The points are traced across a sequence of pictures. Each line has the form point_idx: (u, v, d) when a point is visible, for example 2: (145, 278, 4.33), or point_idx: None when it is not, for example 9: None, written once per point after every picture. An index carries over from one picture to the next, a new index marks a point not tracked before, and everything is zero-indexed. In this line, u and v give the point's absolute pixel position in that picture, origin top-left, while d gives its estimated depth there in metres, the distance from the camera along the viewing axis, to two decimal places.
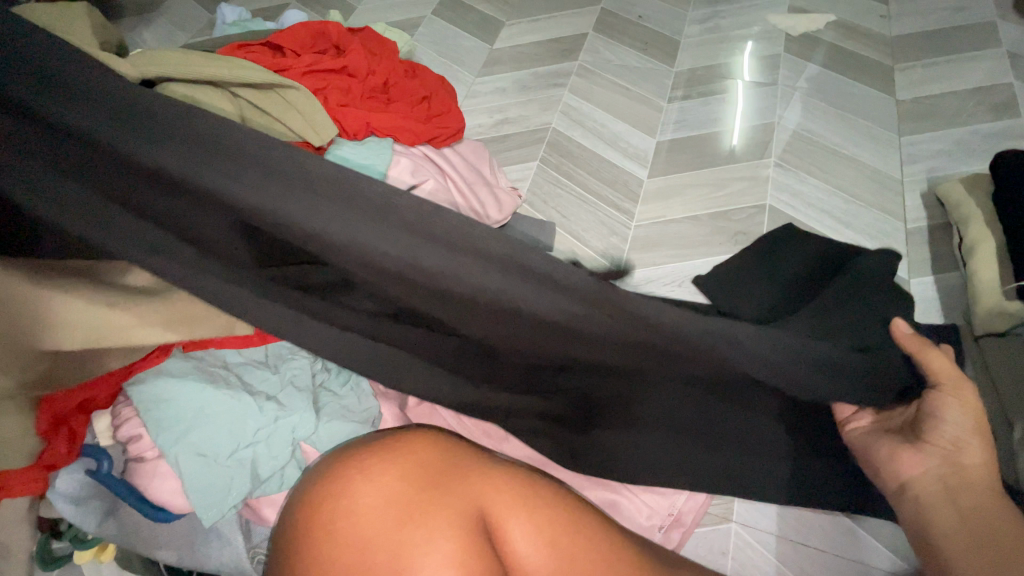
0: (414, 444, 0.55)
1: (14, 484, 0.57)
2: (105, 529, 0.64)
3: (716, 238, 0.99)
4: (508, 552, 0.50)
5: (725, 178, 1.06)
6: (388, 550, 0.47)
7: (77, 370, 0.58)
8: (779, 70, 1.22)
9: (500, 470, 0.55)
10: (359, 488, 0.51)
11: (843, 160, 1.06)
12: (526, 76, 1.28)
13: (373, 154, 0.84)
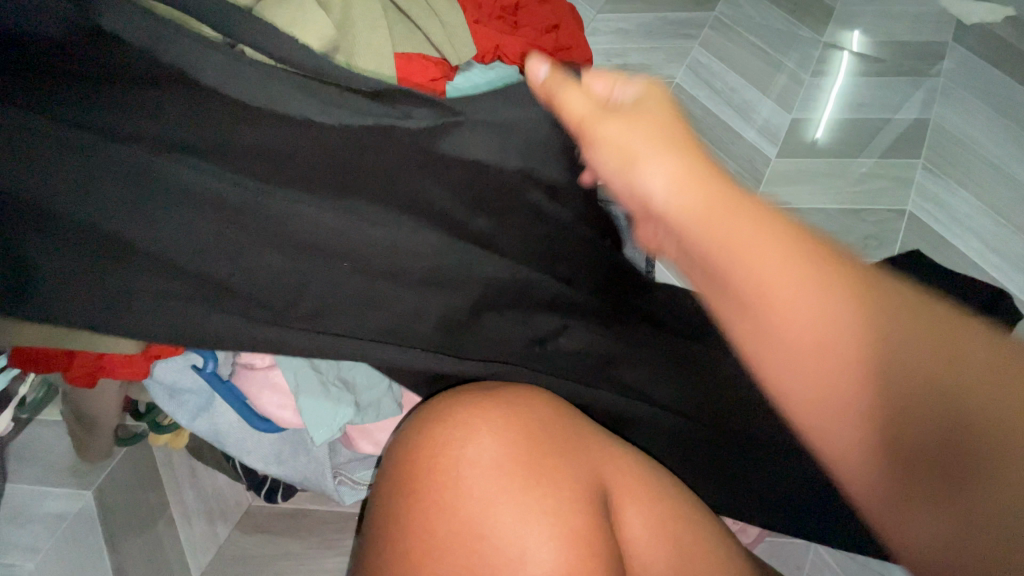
0: (538, 403, 0.52)
1: (120, 366, 0.57)
2: (196, 425, 0.61)
3: (843, 238, 0.90)
4: (627, 544, 0.48)
5: (863, 173, 0.96)
6: (513, 509, 0.45)
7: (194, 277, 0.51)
8: (940, 60, 1.08)
9: (620, 446, 0.52)
10: (484, 439, 0.48)
11: (996, 175, 0.95)
12: (654, 21, 1.15)
13: (503, 80, 0.76)
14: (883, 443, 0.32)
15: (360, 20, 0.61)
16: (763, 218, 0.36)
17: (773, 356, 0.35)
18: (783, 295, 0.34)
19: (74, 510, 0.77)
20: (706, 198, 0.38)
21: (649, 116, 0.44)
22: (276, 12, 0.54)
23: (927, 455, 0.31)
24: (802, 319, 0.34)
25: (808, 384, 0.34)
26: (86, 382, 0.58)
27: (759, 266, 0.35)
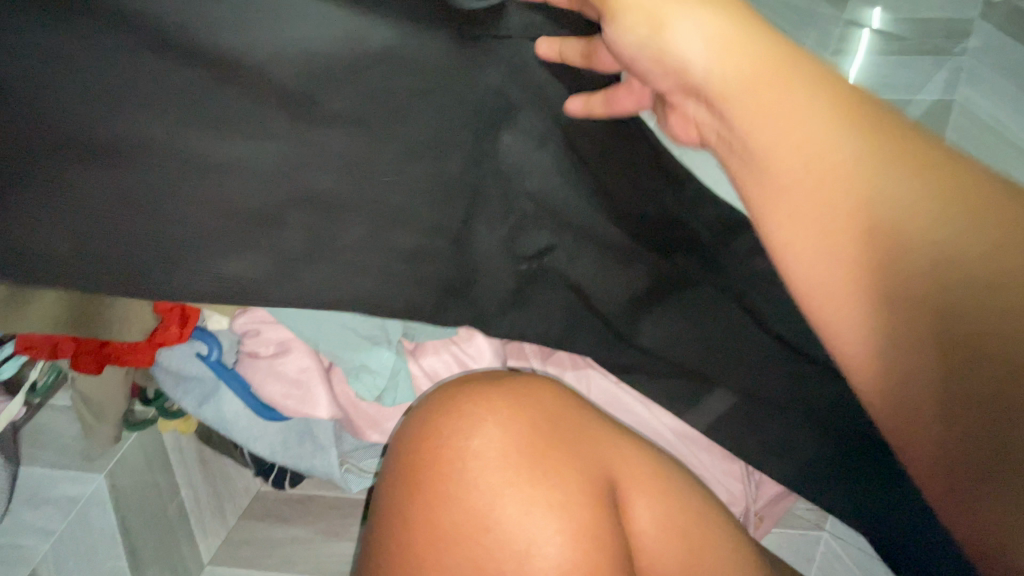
0: (543, 393, 0.50)
1: (125, 353, 0.57)
2: (203, 412, 0.61)
3: None
4: (634, 536, 0.47)
5: None
6: (518, 503, 0.44)
7: None
8: None
9: (626, 441, 0.51)
10: (489, 429, 0.47)
11: None
12: None
13: None
14: (904, 339, 0.31)
15: None
16: (772, 56, 0.37)
17: (791, 204, 0.36)
18: (788, 164, 0.36)
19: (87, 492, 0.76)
20: (750, 80, 0.36)
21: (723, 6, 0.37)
22: None
23: (905, 274, 0.31)
24: (803, 139, 0.35)
25: (852, 255, 0.33)
26: (93, 368, 0.58)
27: (773, 126, 0.36)
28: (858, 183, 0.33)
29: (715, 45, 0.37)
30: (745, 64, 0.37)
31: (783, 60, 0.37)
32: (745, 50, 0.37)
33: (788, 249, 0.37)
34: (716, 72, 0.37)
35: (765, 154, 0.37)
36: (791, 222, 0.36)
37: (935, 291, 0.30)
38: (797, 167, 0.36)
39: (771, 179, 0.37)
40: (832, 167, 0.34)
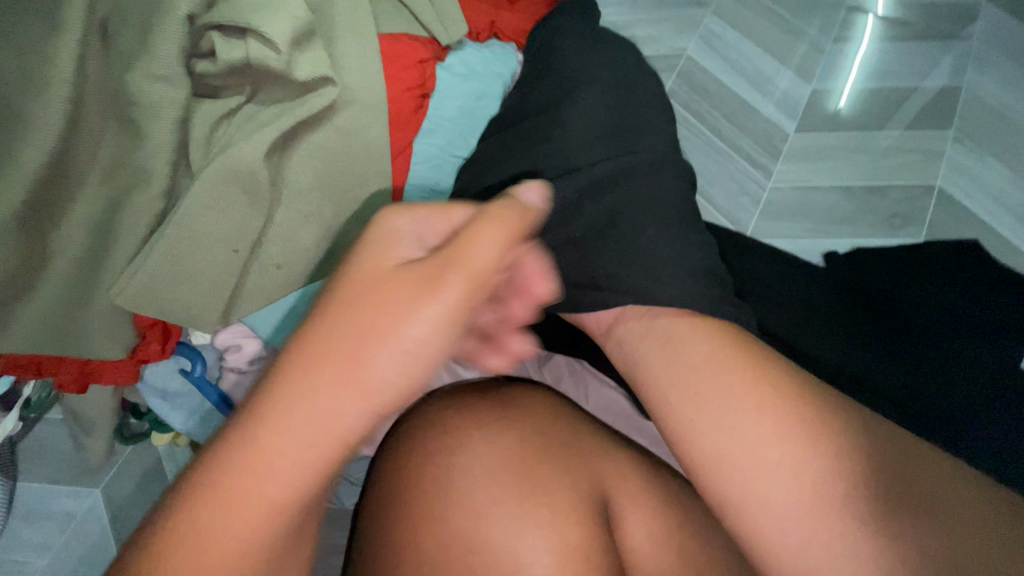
0: (531, 408, 0.49)
1: (108, 371, 0.56)
2: (190, 428, 0.61)
3: (867, 216, 0.85)
4: (630, 552, 0.45)
5: (891, 147, 0.89)
6: (508, 523, 0.43)
7: (167, 284, 0.50)
8: (972, 22, 1.02)
9: (624, 455, 0.49)
10: (475, 446, 0.45)
11: None
12: None
13: (500, 59, 0.71)
14: (845, 468, 0.40)
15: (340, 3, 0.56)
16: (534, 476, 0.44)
17: (720, 458, 0.43)
18: (747, 431, 0.42)
19: (84, 507, 0.77)
20: (516, 471, 0.44)
21: (508, 440, 0.46)
22: None
23: (828, 472, 0.41)
24: (740, 412, 0.43)
25: (781, 469, 0.41)
26: (76, 388, 0.57)
27: (697, 366, 0.47)
28: (751, 430, 0.42)
29: (490, 453, 0.45)
30: (549, 488, 0.44)
31: (542, 435, 0.47)
32: (503, 455, 0.45)
33: (747, 440, 0.42)
34: (504, 470, 0.45)
35: (696, 439, 0.44)
36: (740, 486, 0.42)
37: (828, 494, 0.40)
38: (737, 445, 0.43)
39: (716, 435, 0.43)
40: (759, 438, 0.42)
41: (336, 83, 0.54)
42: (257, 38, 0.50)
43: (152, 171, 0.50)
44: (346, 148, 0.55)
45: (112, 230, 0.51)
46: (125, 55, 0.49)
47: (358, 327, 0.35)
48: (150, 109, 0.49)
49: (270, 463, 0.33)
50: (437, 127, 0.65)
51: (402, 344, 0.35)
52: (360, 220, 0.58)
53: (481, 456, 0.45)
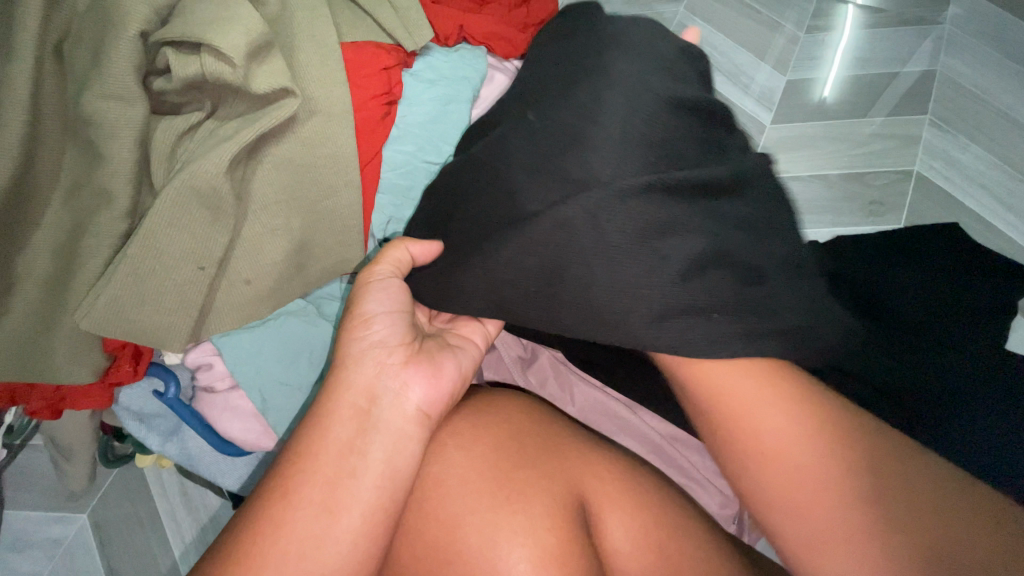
0: (508, 414, 0.48)
1: (81, 396, 0.56)
2: (167, 450, 0.60)
3: (847, 205, 0.84)
4: (608, 553, 0.44)
5: (868, 135, 0.89)
6: (483, 530, 0.42)
7: (131, 306, 0.49)
8: (945, 7, 1.02)
9: (602, 456, 0.48)
10: (451, 454, 0.45)
11: (1008, 126, 0.89)
12: None
13: (467, 63, 0.69)
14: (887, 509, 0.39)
15: (300, 16, 0.56)
16: (517, 474, 0.44)
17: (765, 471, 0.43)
18: (801, 457, 0.42)
19: (71, 532, 0.77)
20: (497, 466, 0.45)
21: (486, 440, 0.46)
22: (201, 10, 0.50)
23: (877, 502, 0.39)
24: (805, 446, 0.42)
25: (807, 507, 0.41)
26: (51, 414, 0.57)
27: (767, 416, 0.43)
28: (812, 474, 0.41)
29: (468, 460, 0.45)
30: (529, 495, 0.43)
31: (528, 435, 0.47)
32: (481, 454, 0.45)
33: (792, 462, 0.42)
34: (482, 481, 0.44)
35: (752, 451, 0.43)
36: (787, 506, 0.42)
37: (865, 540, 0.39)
38: (789, 475, 0.42)
39: (769, 459, 0.43)
40: (810, 465, 0.41)
41: (296, 94, 0.53)
42: (212, 53, 0.50)
43: (113, 191, 0.50)
44: (310, 159, 0.55)
45: (75, 253, 0.51)
46: (82, 76, 0.49)
47: (364, 369, 0.42)
48: (108, 129, 0.49)
49: (309, 511, 0.37)
50: (406, 134, 0.64)
51: (381, 317, 0.45)
52: (330, 230, 0.57)
53: (469, 462, 0.45)
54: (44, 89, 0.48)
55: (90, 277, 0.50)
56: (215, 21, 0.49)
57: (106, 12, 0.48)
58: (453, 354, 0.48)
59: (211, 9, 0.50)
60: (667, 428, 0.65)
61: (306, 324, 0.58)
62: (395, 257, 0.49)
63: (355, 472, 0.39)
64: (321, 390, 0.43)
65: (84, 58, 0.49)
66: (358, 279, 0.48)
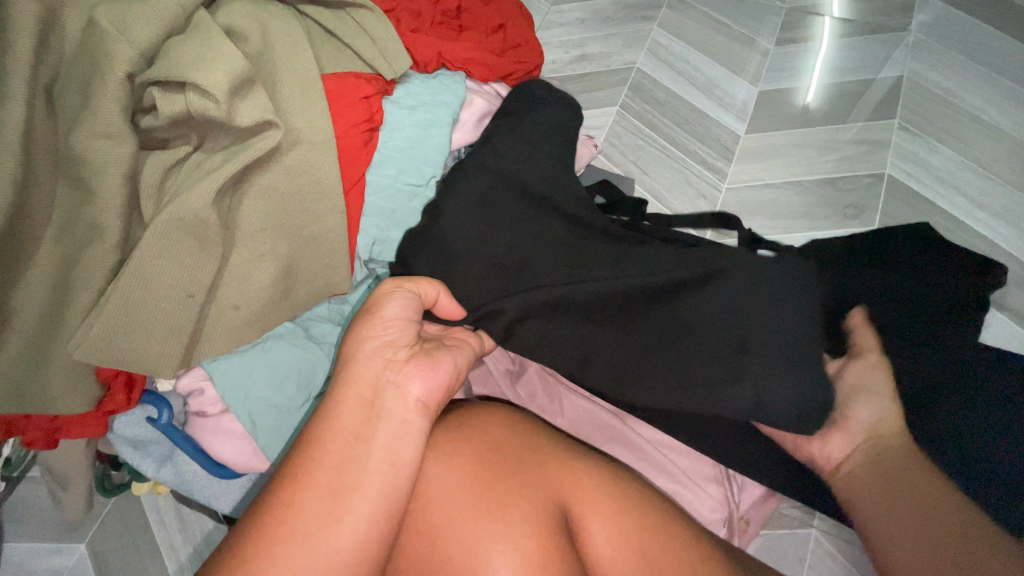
0: (488, 424, 0.50)
1: (75, 426, 0.57)
2: (162, 475, 0.61)
3: (823, 209, 0.87)
4: (589, 556, 0.46)
5: (839, 141, 0.92)
6: (463, 539, 0.43)
7: (123, 335, 0.51)
8: (911, 15, 1.05)
9: (583, 463, 0.50)
10: (432, 467, 0.47)
11: (976, 127, 0.92)
12: (611, 6, 1.11)
13: (446, 89, 0.72)
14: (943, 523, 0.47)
15: (280, 51, 0.59)
16: (509, 483, 0.46)
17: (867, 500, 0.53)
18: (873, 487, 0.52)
19: (70, 563, 0.77)
20: (483, 471, 0.46)
21: (471, 449, 0.47)
22: (185, 51, 0.52)
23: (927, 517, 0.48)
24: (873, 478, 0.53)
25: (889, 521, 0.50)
26: (46, 444, 0.58)
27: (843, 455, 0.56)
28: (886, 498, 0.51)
29: (455, 472, 0.46)
30: (519, 504, 0.45)
31: (519, 445, 0.49)
32: (469, 466, 0.46)
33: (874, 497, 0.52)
34: (468, 493, 0.45)
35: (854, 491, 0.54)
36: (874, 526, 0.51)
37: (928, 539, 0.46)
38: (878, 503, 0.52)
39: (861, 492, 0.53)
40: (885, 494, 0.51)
41: (278, 126, 0.55)
42: (196, 91, 0.52)
43: (103, 225, 0.51)
44: (294, 187, 0.57)
45: (67, 286, 0.52)
46: (72, 117, 0.51)
47: (371, 365, 0.44)
48: (98, 166, 0.51)
49: (317, 496, 0.39)
50: (388, 159, 0.66)
51: (385, 322, 0.47)
52: (315, 254, 0.59)
53: (458, 475, 0.46)
54: (35, 131, 0.51)
55: (81, 309, 0.52)
56: (199, 61, 0.52)
57: (94, 56, 0.51)
58: (449, 352, 0.51)
59: (195, 49, 0.52)
60: (653, 435, 0.66)
61: (292, 346, 0.60)
62: (425, 289, 0.53)
63: (360, 460, 0.40)
64: (332, 387, 0.44)
65: (73, 100, 0.51)
66: (375, 291, 0.50)
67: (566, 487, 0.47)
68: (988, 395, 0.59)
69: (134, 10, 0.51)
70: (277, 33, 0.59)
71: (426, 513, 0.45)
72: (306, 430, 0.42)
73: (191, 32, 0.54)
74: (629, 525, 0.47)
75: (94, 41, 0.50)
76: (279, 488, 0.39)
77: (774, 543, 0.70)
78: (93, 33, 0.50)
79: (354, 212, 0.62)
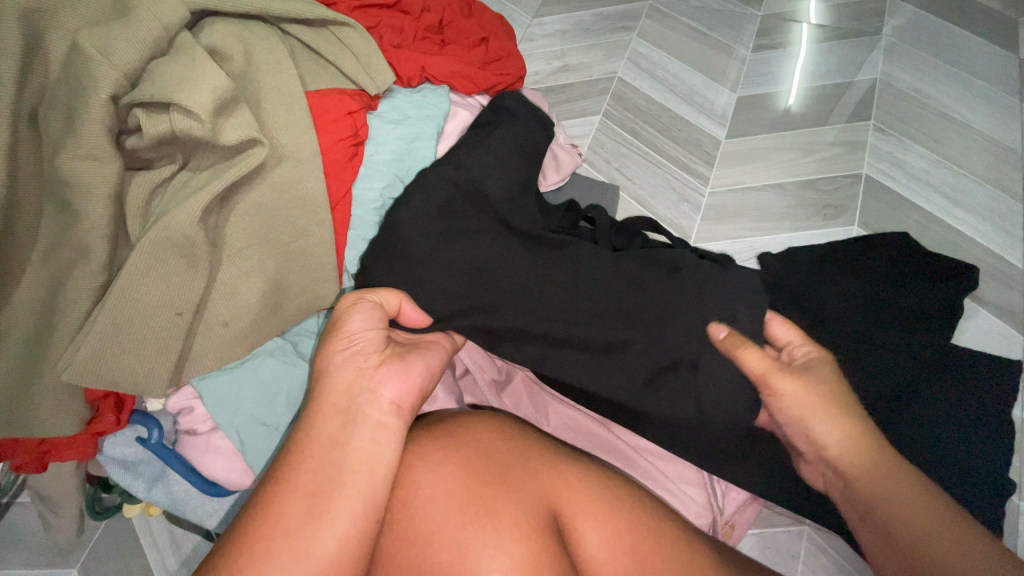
0: (479, 432, 0.50)
1: (64, 448, 0.57)
2: (153, 496, 0.60)
3: (804, 211, 0.88)
4: (581, 559, 0.46)
5: (817, 143, 0.94)
6: (453, 546, 0.44)
7: (112, 355, 0.51)
8: (883, 20, 1.08)
9: (572, 466, 0.50)
10: (423, 475, 0.47)
11: (950, 127, 0.94)
12: (591, 18, 1.13)
13: (430, 102, 0.73)
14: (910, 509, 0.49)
15: (264, 70, 0.60)
16: (500, 491, 0.46)
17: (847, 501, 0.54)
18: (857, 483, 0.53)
19: None
20: (476, 479, 0.46)
21: (462, 457, 0.48)
22: (168, 72, 0.53)
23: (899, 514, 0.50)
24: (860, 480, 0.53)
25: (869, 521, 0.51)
26: (35, 467, 0.57)
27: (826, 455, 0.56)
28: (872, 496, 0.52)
29: (446, 480, 0.46)
30: (511, 510, 0.45)
31: (509, 451, 0.49)
32: (460, 473, 0.47)
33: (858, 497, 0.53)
34: (460, 499, 0.46)
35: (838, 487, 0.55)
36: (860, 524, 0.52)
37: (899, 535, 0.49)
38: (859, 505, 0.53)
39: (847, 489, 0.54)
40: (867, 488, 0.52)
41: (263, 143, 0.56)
42: (179, 111, 0.53)
43: (89, 246, 0.52)
44: (280, 203, 0.57)
45: (53, 308, 0.52)
46: (57, 140, 0.51)
47: (342, 373, 0.45)
48: (82, 188, 0.51)
49: (300, 497, 0.39)
50: (374, 172, 0.67)
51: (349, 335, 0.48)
52: (303, 268, 0.59)
53: (451, 482, 0.46)
54: (20, 154, 0.51)
55: (69, 330, 0.52)
56: (182, 82, 0.52)
57: (78, 80, 0.51)
58: (423, 354, 0.51)
59: (178, 70, 0.53)
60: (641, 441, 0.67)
61: (284, 362, 0.60)
62: (383, 300, 0.54)
63: (337, 462, 0.41)
64: (307, 404, 0.45)
65: (56, 122, 0.51)
66: (338, 306, 0.51)
67: (559, 493, 0.48)
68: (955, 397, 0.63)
69: (116, 32, 0.52)
70: (260, 52, 0.60)
71: (419, 522, 0.45)
72: (290, 441, 0.43)
73: (174, 54, 0.55)
74: (621, 528, 0.47)
75: (77, 64, 0.51)
76: (263, 495, 0.40)
77: (768, 542, 0.71)
78: (76, 57, 0.51)
79: (341, 227, 0.63)
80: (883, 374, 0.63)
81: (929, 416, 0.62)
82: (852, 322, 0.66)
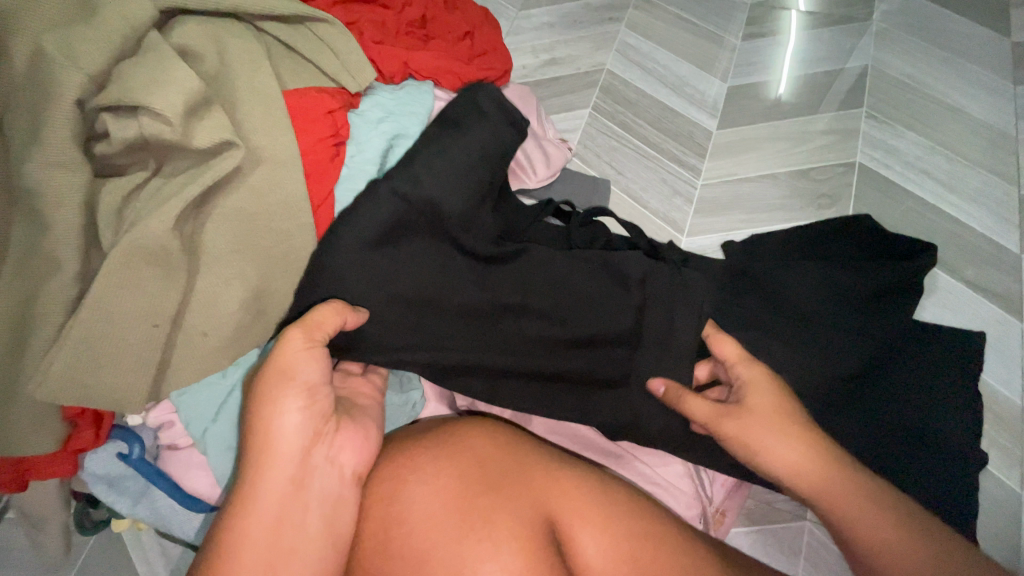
0: (471, 440, 0.49)
1: (43, 467, 0.55)
2: (138, 512, 0.58)
3: (797, 201, 0.87)
4: (580, 567, 0.45)
5: (809, 132, 0.93)
6: (448, 561, 0.42)
7: (87, 370, 0.49)
8: (873, 4, 1.07)
9: (568, 472, 0.49)
10: (414, 489, 0.46)
11: (943, 112, 0.93)
12: (578, 9, 1.11)
13: (414, 99, 0.71)
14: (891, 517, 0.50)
15: (239, 70, 0.58)
16: (494, 501, 0.45)
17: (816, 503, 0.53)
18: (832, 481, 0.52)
19: None
20: (467, 492, 0.45)
21: (453, 468, 0.46)
22: (137, 73, 0.51)
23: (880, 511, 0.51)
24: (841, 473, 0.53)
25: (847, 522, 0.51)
26: (14, 488, 0.56)
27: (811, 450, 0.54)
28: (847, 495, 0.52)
29: (438, 494, 0.45)
30: (506, 521, 0.44)
31: (502, 459, 0.48)
32: (452, 488, 0.45)
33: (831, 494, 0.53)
34: (452, 512, 0.44)
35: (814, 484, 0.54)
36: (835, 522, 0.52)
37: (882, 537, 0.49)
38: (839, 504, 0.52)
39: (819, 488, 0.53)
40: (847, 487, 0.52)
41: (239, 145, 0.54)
42: (150, 114, 0.51)
43: (61, 257, 0.50)
44: (259, 207, 0.55)
45: (24, 322, 0.50)
46: (22, 147, 0.49)
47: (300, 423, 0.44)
48: (51, 196, 0.49)
49: None
50: (358, 172, 0.64)
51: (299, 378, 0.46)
52: (285, 273, 0.57)
53: (441, 497, 0.45)
54: None
55: (42, 345, 0.50)
56: (152, 84, 0.50)
57: (42, 85, 0.49)
58: None
59: (148, 72, 0.51)
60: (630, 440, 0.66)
61: None
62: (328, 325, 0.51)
63: None
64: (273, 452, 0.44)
65: (21, 129, 0.49)
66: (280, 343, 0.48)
67: (555, 501, 0.46)
68: (929, 377, 0.63)
69: (81, 34, 0.50)
70: (235, 52, 0.58)
71: (412, 538, 0.44)
72: None
73: (143, 55, 0.53)
74: (620, 534, 0.46)
75: (41, 68, 0.49)
76: None
77: (768, 537, 0.70)
78: (40, 60, 0.49)
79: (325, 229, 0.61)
80: (856, 361, 0.63)
81: (901, 396, 0.63)
82: (812, 308, 0.65)
